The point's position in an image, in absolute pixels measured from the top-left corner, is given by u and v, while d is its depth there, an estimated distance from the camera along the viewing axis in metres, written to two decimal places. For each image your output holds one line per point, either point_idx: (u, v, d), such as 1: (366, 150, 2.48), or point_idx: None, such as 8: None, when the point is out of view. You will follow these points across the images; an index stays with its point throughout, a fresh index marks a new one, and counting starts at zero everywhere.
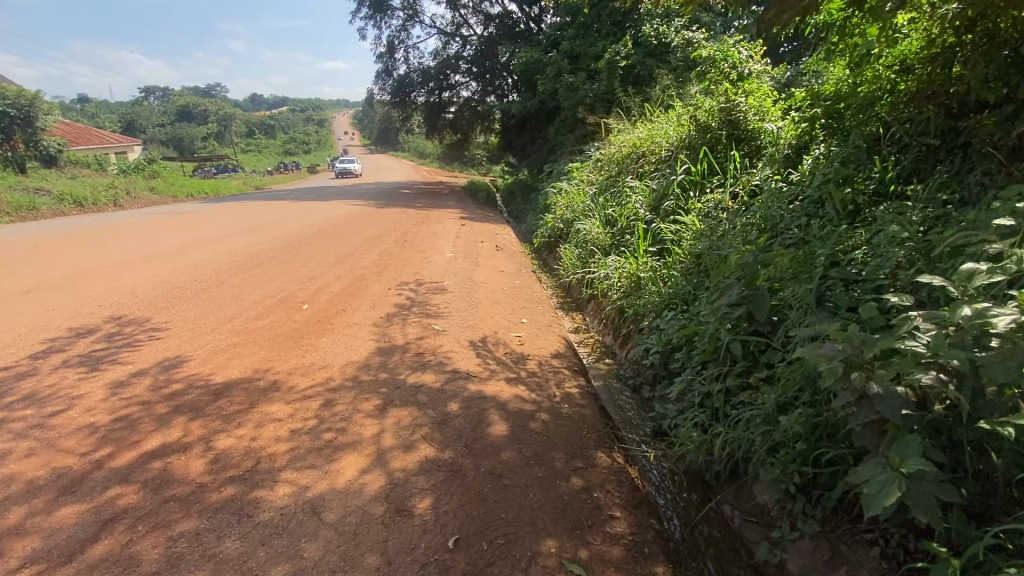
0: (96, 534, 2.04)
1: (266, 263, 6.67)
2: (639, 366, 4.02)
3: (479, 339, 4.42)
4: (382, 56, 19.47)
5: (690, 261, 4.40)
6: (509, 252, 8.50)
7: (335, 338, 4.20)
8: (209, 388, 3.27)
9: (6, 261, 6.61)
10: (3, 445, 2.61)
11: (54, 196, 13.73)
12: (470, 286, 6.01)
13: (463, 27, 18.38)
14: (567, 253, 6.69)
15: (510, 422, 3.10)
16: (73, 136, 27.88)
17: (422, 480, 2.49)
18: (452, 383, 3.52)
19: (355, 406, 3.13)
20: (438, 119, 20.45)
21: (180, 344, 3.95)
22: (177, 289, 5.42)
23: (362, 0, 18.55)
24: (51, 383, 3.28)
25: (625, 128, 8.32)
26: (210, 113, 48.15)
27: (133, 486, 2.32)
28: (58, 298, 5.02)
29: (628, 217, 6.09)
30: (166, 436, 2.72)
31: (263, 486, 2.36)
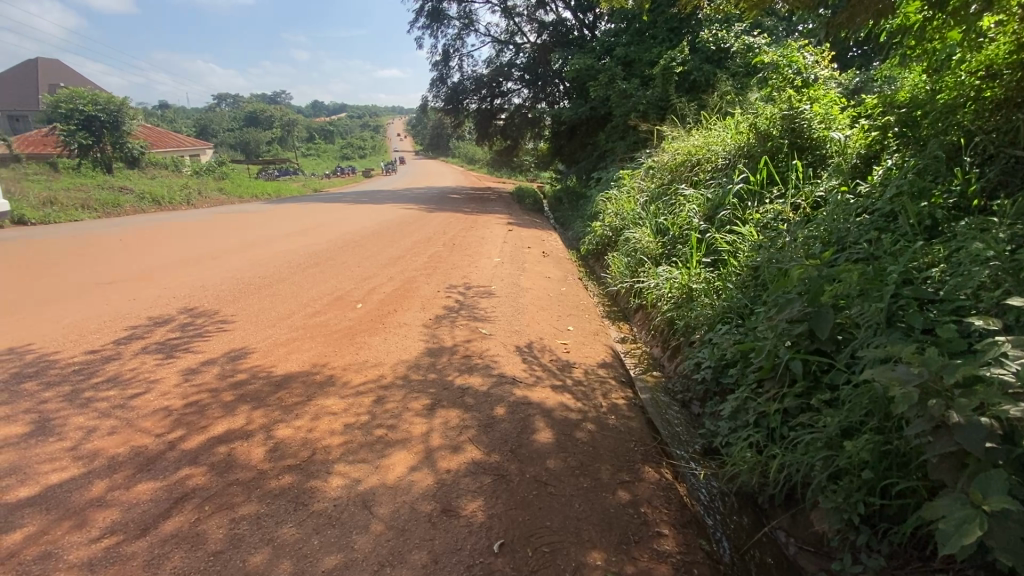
0: (169, 510, 2.19)
1: (322, 262, 6.92)
2: (689, 381, 3.91)
3: (525, 344, 4.43)
4: (438, 64, 20.00)
5: (747, 273, 4.24)
6: (556, 258, 8.49)
7: (387, 338, 4.33)
8: (270, 379, 3.45)
9: (94, 253, 7.21)
10: (90, 422, 2.85)
11: (137, 195, 14.91)
12: (517, 292, 6.04)
13: (517, 35, 18.63)
14: (615, 261, 6.59)
15: (555, 430, 3.08)
16: (153, 139, 30.18)
17: (469, 482, 2.52)
18: (498, 387, 3.54)
19: (405, 404, 3.21)
20: (488, 126, 20.75)
21: (245, 336, 4.19)
22: (241, 285, 5.70)
23: (421, 11, 19.17)
24: (132, 367, 3.55)
25: (680, 136, 8.16)
26: (275, 120, 51.00)
27: (202, 467, 2.47)
28: (136, 290, 5.37)
29: (681, 226, 5.94)
30: (232, 423, 2.88)
31: (318, 477, 2.45)
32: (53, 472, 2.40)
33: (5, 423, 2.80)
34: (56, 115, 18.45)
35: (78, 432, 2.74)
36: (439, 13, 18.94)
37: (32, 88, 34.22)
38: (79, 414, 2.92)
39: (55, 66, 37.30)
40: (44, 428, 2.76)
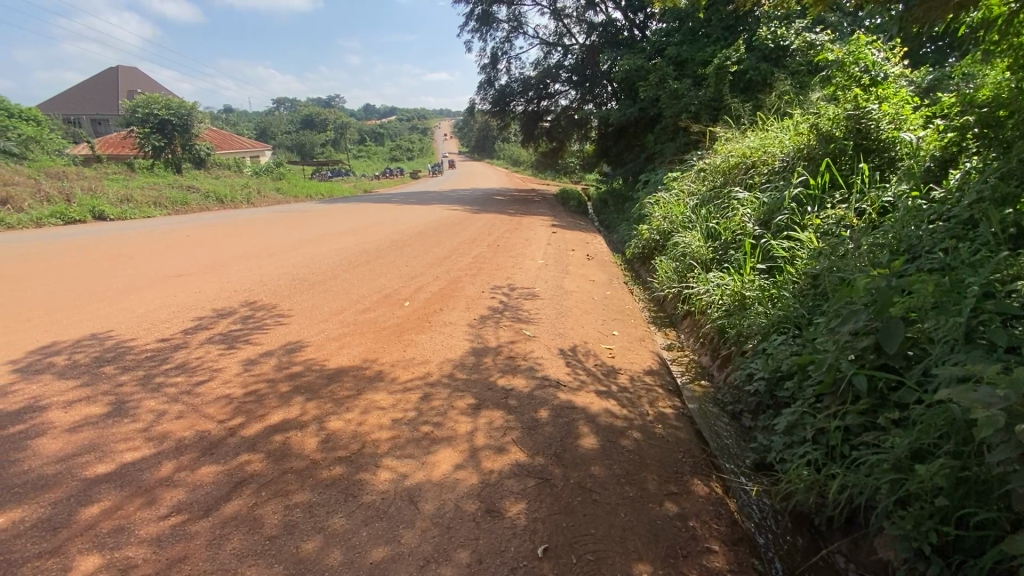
0: (229, 494, 2.30)
1: (372, 260, 7.12)
2: (740, 392, 3.76)
3: (569, 347, 4.39)
4: (486, 67, 20.24)
5: (805, 281, 4.03)
6: (600, 262, 8.38)
7: (433, 336, 4.40)
8: (324, 372, 3.58)
9: (163, 248, 7.67)
10: (160, 405, 3.04)
11: (203, 194, 15.89)
12: (561, 294, 6.01)
13: (565, 36, 18.57)
14: (663, 266, 6.43)
15: (600, 436, 3.03)
16: (218, 141, 32.08)
17: (513, 484, 2.51)
18: (542, 389, 3.52)
19: (450, 402, 3.25)
20: (534, 127, 20.80)
21: (299, 330, 4.36)
22: (297, 281, 5.94)
23: (471, 15, 19.45)
24: (198, 356, 3.78)
25: (734, 137, 7.90)
26: (329, 122, 53.08)
27: (260, 454, 2.59)
28: (202, 284, 5.70)
29: (734, 231, 5.72)
30: (287, 413, 3.01)
31: (366, 469, 2.52)
32: (127, 452, 2.58)
33: (87, 403, 3.04)
34: (134, 120, 19.93)
35: (149, 415, 2.93)
36: (488, 17, 19.13)
37: (113, 95, 37.09)
38: (151, 398, 3.12)
39: (134, 74, 40.27)
40: (119, 410, 2.97)
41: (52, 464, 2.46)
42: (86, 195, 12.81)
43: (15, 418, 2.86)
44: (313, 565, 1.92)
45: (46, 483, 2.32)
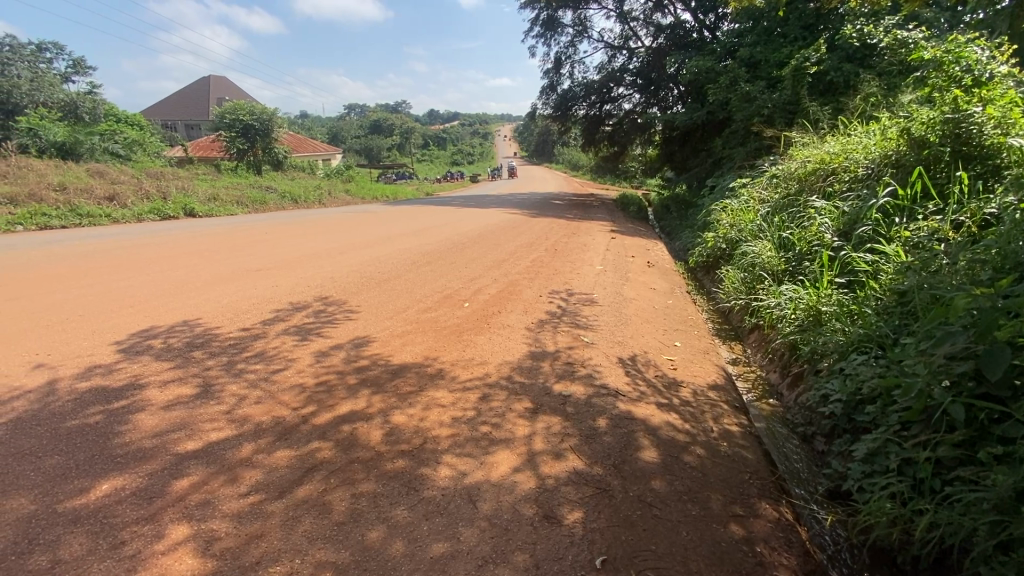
0: (302, 478, 2.43)
1: (433, 262, 7.31)
2: (813, 414, 3.52)
3: (629, 356, 4.30)
4: (549, 72, 20.29)
5: (890, 298, 3.73)
6: (662, 269, 8.16)
7: (492, 337, 4.46)
8: (388, 367, 3.72)
9: (245, 245, 8.25)
10: (242, 390, 3.28)
11: (280, 195, 16.98)
12: (621, 301, 5.91)
13: (631, 39, 18.32)
14: (729, 276, 6.17)
15: (661, 450, 2.95)
16: (295, 144, 34.22)
17: (570, 491, 2.49)
18: (601, 398, 3.47)
19: (508, 405, 3.27)
20: (596, 132, 20.65)
21: (365, 326, 4.55)
22: (363, 279, 6.19)
23: (536, 20, 19.59)
24: (275, 345, 4.03)
25: (811, 142, 7.47)
26: (396, 127, 55.14)
27: (329, 442, 2.73)
28: (278, 278, 6.07)
29: (810, 241, 5.38)
30: (355, 404, 3.15)
31: (428, 465, 2.59)
32: (212, 431, 2.79)
33: (178, 384, 3.32)
34: (222, 124, 21.59)
35: (232, 398, 3.16)
36: (553, 22, 19.19)
37: (205, 102, 40.45)
38: (233, 382, 3.37)
39: (224, 83, 43.70)
40: (206, 392, 3.23)
41: (149, 437, 2.71)
42: (179, 193, 14.01)
43: (119, 394, 3.17)
44: (377, 554, 1.99)
45: (144, 456, 2.56)
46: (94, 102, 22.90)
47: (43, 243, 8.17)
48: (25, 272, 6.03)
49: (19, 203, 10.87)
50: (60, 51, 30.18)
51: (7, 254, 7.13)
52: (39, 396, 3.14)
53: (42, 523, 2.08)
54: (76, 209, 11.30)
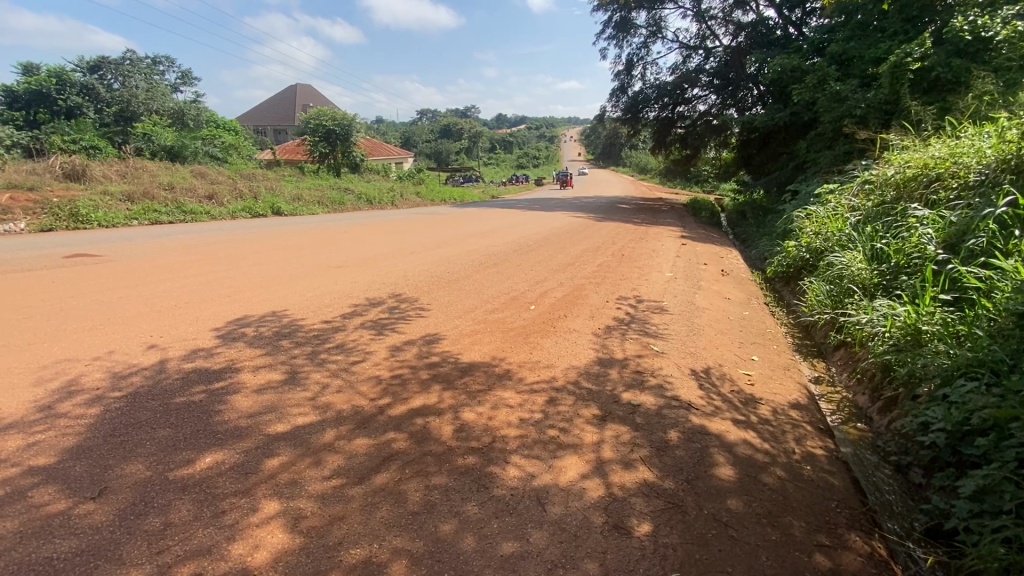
0: (379, 466, 2.55)
1: (500, 264, 7.39)
2: (909, 443, 3.21)
3: (702, 368, 4.14)
4: (620, 74, 19.95)
5: (1006, 319, 3.31)
6: (736, 278, 7.78)
7: (559, 341, 4.45)
8: (458, 365, 3.82)
9: (324, 243, 8.73)
10: (324, 378, 3.49)
11: (357, 196, 17.94)
12: (693, 310, 5.70)
13: (708, 39, 17.67)
14: (814, 288, 5.76)
15: (738, 468, 2.81)
16: (371, 148, 36.06)
17: (641, 503, 2.43)
18: (672, 409, 3.37)
19: (576, 410, 3.25)
20: (667, 134, 20.08)
21: (436, 324, 4.70)
22: (433, 278, 6.38)
23: (608, 23, 19.37)
24: (354, 338, 4.26)
25: (912, 145, 6.84)
26: (465, 131, 56.57)
27: (404, 434, 2.84)
28: (355, 275, 6.39)
29: (909, 253, 4.92)
30: (427, 399, 3.26)
31: (497, 463, 2.63)
32: (299, 415, 2.99)
33: (269, 370, 3.59)
34: (307, 130, 23.11)
35: (316, 386, 3.37)
36: (627, 23, 18.87)
37: (292, 109, 43.51)
38: (317, 371, 3.60)
39: (310, 92, 46.83)
40: (293, 378, 3.47)
41: (243, 417, 2.95)
42: (268, 194, 15.15)
43: (218, 376, 3.48)
44: (450, 547, 2.05)
45: (240, 434, 2.79)
46: (198, 109, 25.29)
47: (149, 238, 9.02)
48: (140, 263, 6.74)
49: (136, 200, 12.22)
50: (172, 64, 33.55)
51: (125, 246, 8.01)
52: (153, 373, 3.51)
53: (156, 488, 2.32)
54: (182, 206, 12.54)
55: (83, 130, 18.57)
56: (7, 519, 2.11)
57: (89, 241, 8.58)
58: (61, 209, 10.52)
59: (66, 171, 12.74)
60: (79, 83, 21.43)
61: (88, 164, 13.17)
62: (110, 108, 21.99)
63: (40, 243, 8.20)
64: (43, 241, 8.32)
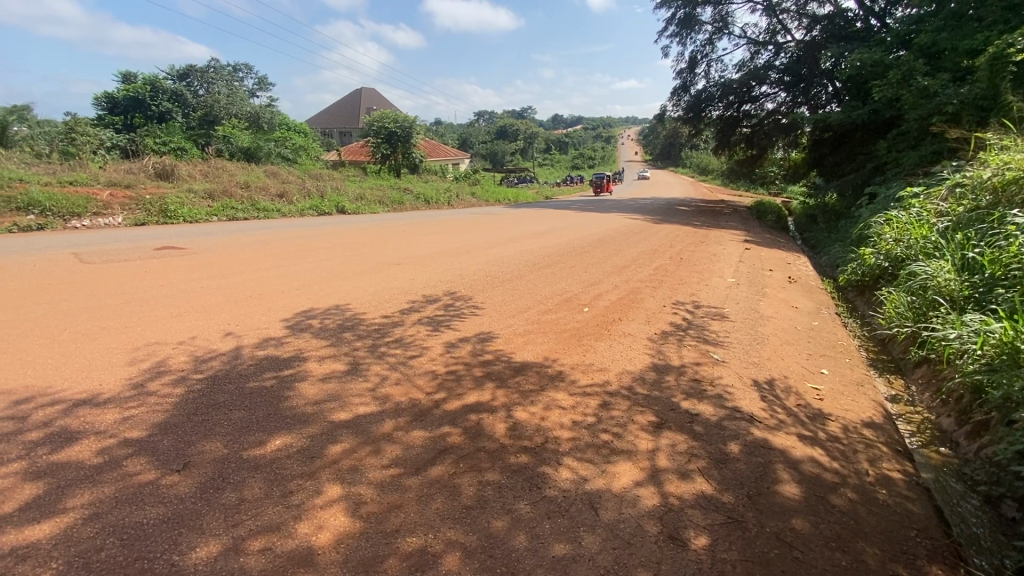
0: (434, 458, 2.62)
1: (554, 265, 7.38)
2: (1003, 473, 2.90)
3: (765, 379, 3.95)
4: (682, 72, 19.38)
5: None
6: (804, 286, 7.35)
7: (613, 344, 4.39)
8: (511, 363, 3.85)
9: (385, 240, 9.07)
10: (383, 370, 3.63)
11: (416, 196, 18.51)
12: (756, 318, 5.45)
13: (779, 33, 16.83)
14: (893, 299, 5.34)
15: (805, 487, 2.66)
16: (431, 150, 37.10)
17: (698, 515, 2.35)
18: (733, 421, 3.23)
19: (630, 415, 3.19)
20: (731, 134, 19.31)
21: (490, 322, 4.76)
22: (488, 278, 6.47)
23: (672, 20, 18.87)
24: (411, 333, 4.39)
25: (1014, 145, 6.18)
26: (521, 132, 56.94)
27: (458, 429, 2.90)
28: (414, 272, 6.61)
29: (1007, 263, 4.45)
30: (480, 395, 3.32)
31: (549, 464, 2.63)
32: (360, 404, 3.13)
33: (333, 360, 3.78)
34: (371, 132, 24.05)
35: (376, 377, 3.52)
36: (691, 20, 18.31)
37: (357, 112, 45.48)
38: (377, 363, 3.74)
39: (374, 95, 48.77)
40: (355, 369, 3.63)
41: (310, 404, 3.12)
42: (334, 193, 15.92)
43: (287, 363, 3.71)
44: (502, 544, 2.07)
45: (306, 419, 2.95)
46: (272, 113, 26.97)
47: (226, 232, 9.72)
48: (219, 256, 7.28)
49: (217, 198, 13.20)
50: (251, 72, 35.99)
51: (206, 240, 8.67)
52: (230, 358, 3.79)
53: (232, 465, 2.50)
54: (256, 204, 13.42)
55: (173, 133, 20.26)
56: (106, 484, 2.34)
57: (174, 235, 9.35)
58: (152, 206, 11.55)
59: (157, 170, 13.95)
60: (170, 90, 23.45)
61: (176, 164, 14.35)
62: (196, 113, 23.89)
63: (133, 236, 9.02)
64: (136, 234, 9.15)
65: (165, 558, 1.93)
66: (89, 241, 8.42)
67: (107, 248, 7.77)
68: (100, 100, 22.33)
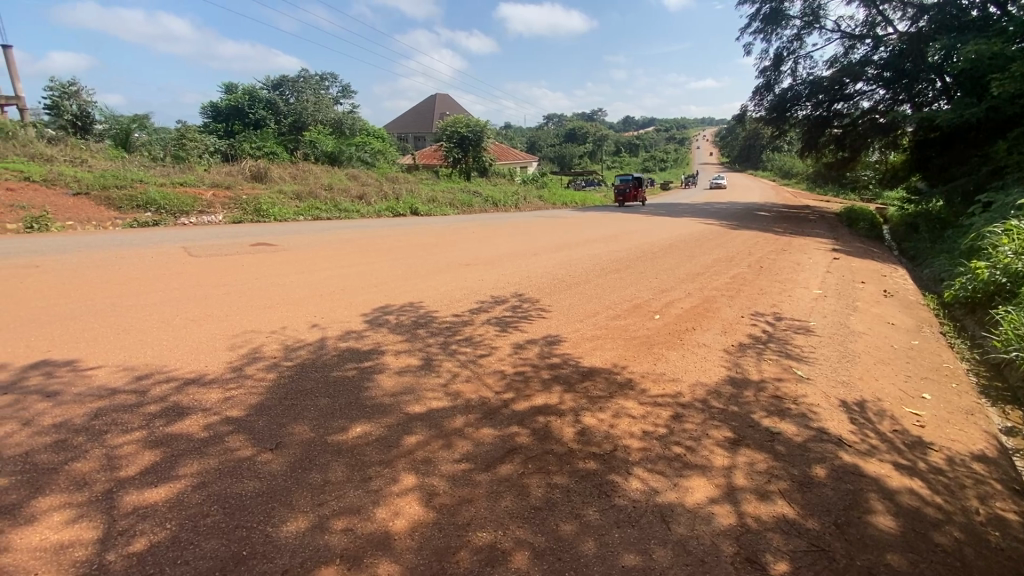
0: (504, 457, 2.67)
1: (623, 270, 7.25)
2: None
3: (855, 400, 3.65)
4: (766, 70, 18.37)
5: None
6: (903, 301, 6.71)
7: (685, 354, 4.25)
8: (579, 368, 3.83)
9: (455, 242, 9.35)
10: (455, 367, 3.75)
11: (484, 199, 18.89)
12: (845, 334, 5.05)
13: (879, 25, 15.53)
14: (1011, 319, 4.74)
15: (901, 520, 2.44)
16: (500, 153, 37.63)
17: (778, 540, 2.22)
18: (818, 443, 3.02)
19: (704, 429, 3.08)
20: (820, 136, 18.04)
21: (558, 326, 4.77)
22: (556, 281, 6.47)
23: (756, 16, 17.94)
24: (481, 333, 4.49)
25: None
26: (590, 135, 56.40)
27: (527, 430, 2.94)
28: (482, 273, 6.74)
29: None
30: (549, 398, 3.33)
31: (618, 472, 2.59)
32: (433, 399, 3.25)
33: (407, 355, 3.94)
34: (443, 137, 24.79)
35: (448, 373, 3.63)
36: (777, 15, 17.32)
37: (431, 118, 47.08)
38: (449, 360, 3.86)
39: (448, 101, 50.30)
40: (428, 365, 3.77)
41: (387, 395, 3.28)
42: (407, 195, 16.61)
43: (366, 356, 3.92)
44: (571, 548, 2.07)
45: (384, 409, 3.11)
46: (354, 119, 28.58)
47: (311, 231, 10.45)
48: (305, 253, 7.83)
49: (303, 198, 14.20)
50: (336, 81, 38.30)
51: (293, 238, 9.34)
52: (315, 348, 4.07)
53: (318, 448, 2.69)
54: (337, 204, 14.30)
55: (266, 138, 22.00)
56: (211, 457, 2.60)
57: (266, 232, 10.17)
58: (247, 206, 12.63)
59: (253, 173, 15.22)
60: (265, 99, 25.53)
61: (269, 167, 15.60)
62: (286, 119, 25.83)
63: (232, 233, 9.90)
64: (234, 232, 10.04)
65: (260, 529, 2.11)
66: (195, 236, 9.35)
67: (210, 243, 8.59)
68: (206, 109, 24.74)
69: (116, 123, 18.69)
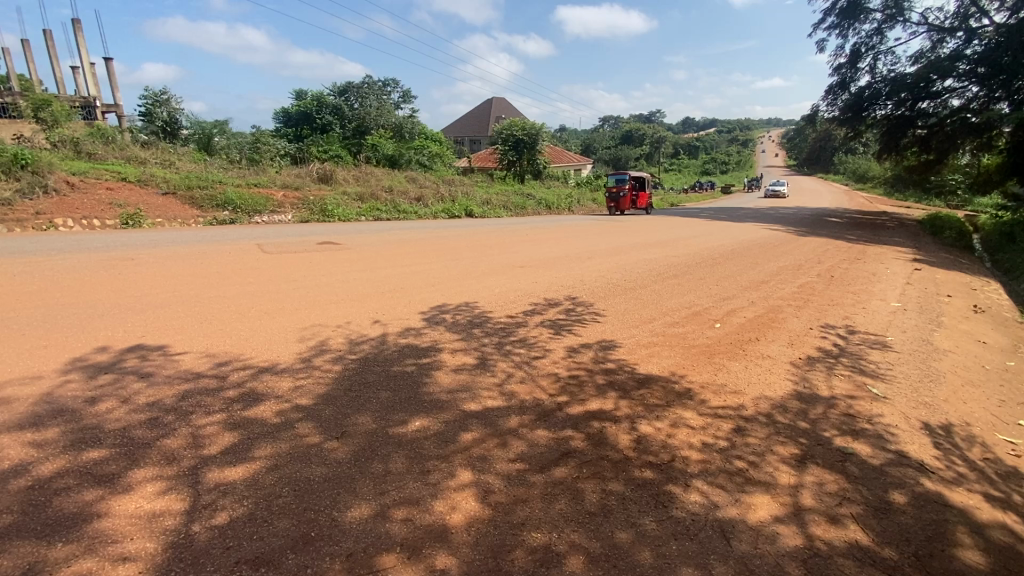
0: (558, 459, 2.68)
1: (681, 275, 7.05)
2: None
3: (940, 423, 3.38)
4: (840, 68, 17.29)
5: None
6: (996, 318, 6.12)
7: (748, 366, 4.08)
8: (635, 375, 3.77)
9: (509, 244, 9.43)
10: (509, 368, 3.79)
11: (538, 202, 18.95)
12: (928, 351, 4.67)
13: (974, 16, 14.24)
14: None
15: (992, 557, 2.24)
16: (555, 156, 37.60)
17: (849, 566, 2.10)
18: (895, 467, 2.82)
19: (768, 445, 2.95)
20: (902, 136, 16.76)
21: (613, 331, 4.71)
22: (611, 285, 6.38)
23: (831, 10, 16.94)
24: (535, 335, 4.52)
25: None
26: (647, 137, 55.26)
27: (582, 434, 2.93)
28: (536, 275, 6.76)
29: None
30: (604, 403, 3.30)
31: (676, 484, 2.54)
32: (488, 398, 3.31)
33: (463, 353, 4.03)
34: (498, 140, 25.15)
35: (502, 374, 3.68)
36: (855, 9, 16.26)
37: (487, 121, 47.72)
38: (504, 360, 3.91)
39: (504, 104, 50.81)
40: (484, 364, 3.84)
41: (444, 392, 3.37)
42: (463, 197, 16.94)
43: (424, 353, 4.04)
44: (626, 556, 2.05)
45: (441, 405, 3.20)
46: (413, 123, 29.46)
47: (372, 231, 10.88)
48: (366, 252, 8.15)
49: (365, 199, 14.81)
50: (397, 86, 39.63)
51: (356, 238, 9.75)
52: (377, 343, 4.24)
53: (380, 439, 2.81)
54: (396, 206, 14.82)
55: (332, 142, 23.11)
56: (283, 441, 2.78)
57: (331, 231, 10.70)
58: (314, 206, 13.32)
59: (320, 175, 16.05)
60: (332, 105, 26.82)
61: (334, 170, 16.39)
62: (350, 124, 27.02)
63: (300, 232, 10.47)
64: (302, 231, 10.62)
65: (327, 512, 2.24)
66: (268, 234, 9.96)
67: (280, 241, 9.12)
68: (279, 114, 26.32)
69: (200, 129, 20.26)
